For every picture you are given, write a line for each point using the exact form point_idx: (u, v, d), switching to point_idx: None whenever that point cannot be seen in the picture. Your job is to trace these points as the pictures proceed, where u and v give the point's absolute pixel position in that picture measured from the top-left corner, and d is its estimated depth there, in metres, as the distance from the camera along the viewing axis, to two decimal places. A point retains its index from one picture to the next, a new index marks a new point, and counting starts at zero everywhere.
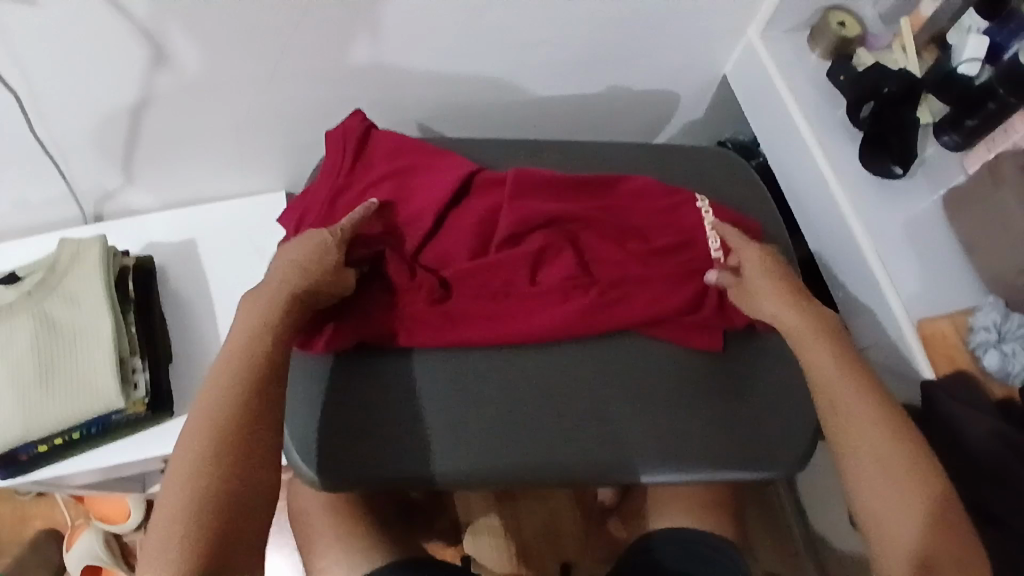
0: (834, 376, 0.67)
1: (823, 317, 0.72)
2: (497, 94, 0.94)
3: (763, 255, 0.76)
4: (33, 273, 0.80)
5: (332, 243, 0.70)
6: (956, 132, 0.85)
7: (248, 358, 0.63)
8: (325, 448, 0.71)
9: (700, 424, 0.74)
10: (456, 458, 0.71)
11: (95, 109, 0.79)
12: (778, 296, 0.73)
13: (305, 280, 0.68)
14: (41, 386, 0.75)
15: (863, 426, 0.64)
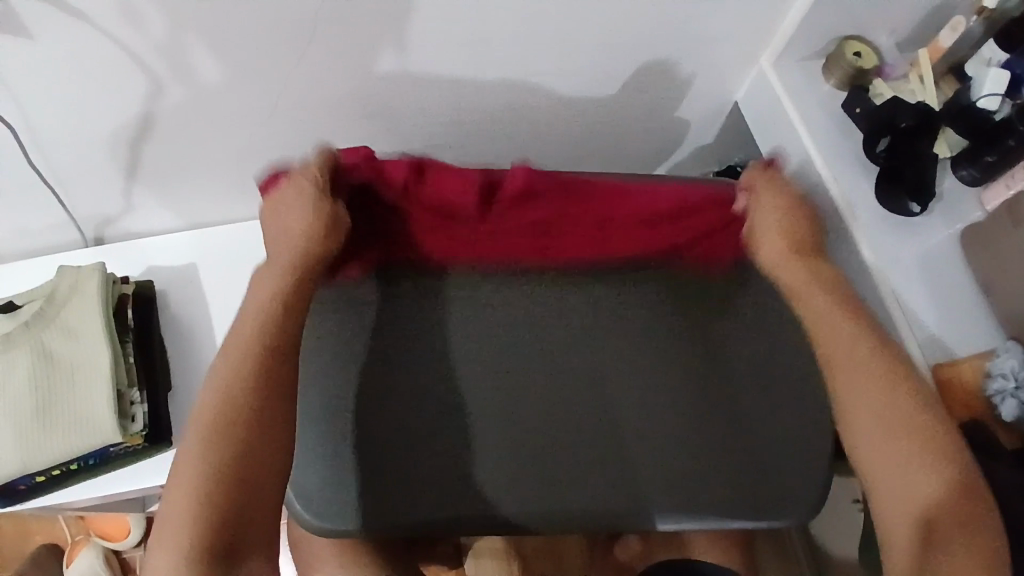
0: (841, 338, 0.67)
1: (836, 274, 0.71)
2: (503, 120, 0.93)
3: (780, 201, 0.74)
4: (32, 302, 0.79)
5: (319, 197, 0.68)
6: (974, 166, 0.82)
7: (250, 337, 0.63)
8: (322, 495, 0.67)
9: (715, 470, 0.70)
10: (461, 505, 0.67)
11: (94, 136, 0.79)
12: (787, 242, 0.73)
13: (303, 240, 0.67)
14: (39, 418, 0.74)
15: (872, 382, 0.64)
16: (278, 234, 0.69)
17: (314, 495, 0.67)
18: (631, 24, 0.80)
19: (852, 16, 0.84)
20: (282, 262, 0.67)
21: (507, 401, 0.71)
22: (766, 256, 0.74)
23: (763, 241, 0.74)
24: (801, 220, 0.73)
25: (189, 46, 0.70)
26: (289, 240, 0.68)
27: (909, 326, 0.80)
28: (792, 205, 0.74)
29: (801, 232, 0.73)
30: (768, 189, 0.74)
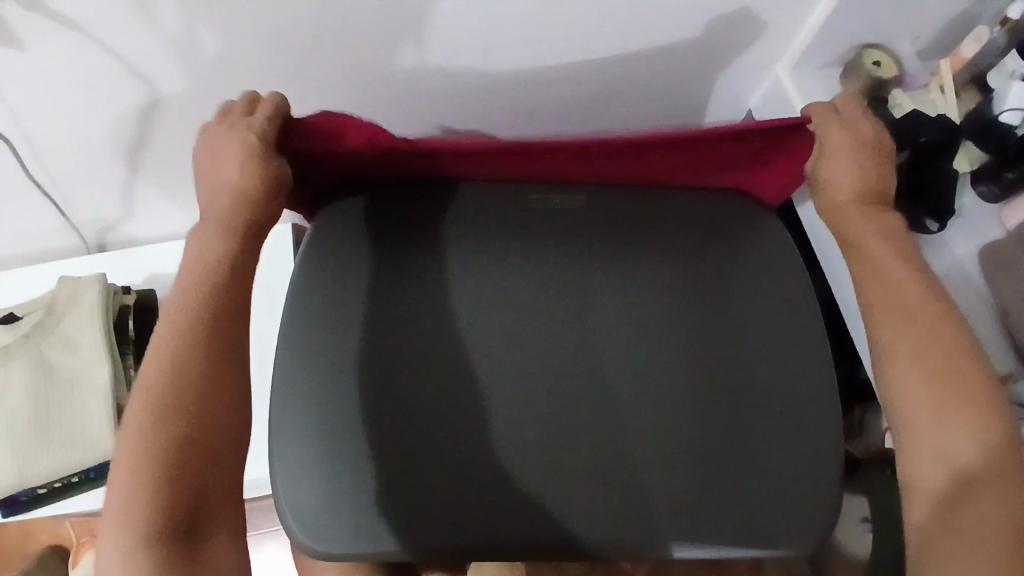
0: (908, 302, 0.62)
1: (894, 234, 0.66)
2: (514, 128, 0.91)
3: (849, 140, 0.67)
4: (32, 312, 0.78)
5: (258, 147, 0.62)
6: (995, 183, 0.80)
7: (191, 303, 0.58)
8: (311, 513, 0.62)
9: (727, 493, 0.65)
10: (453, 529, 0.61)
11: (91, 143, 0.77)
12: (857, 184, 0.66)
13: (241, 193, 0.61)
14: (39, 431, 0.73)
15: (922, 337, 0.61)
16: (211, 184, 0.62)
17: (307, 508, 0.62)
18: (642, 33, 0.78)
19: (871, 26, 0.82)
20: (224, 216, 0.61)
21: (506, 426, 0.64)
22: (825, 196, 0.68)
23: (827, 179, 0.68)
24: (880, 161, 0.67)
25: (190, 54, 0.69)
26: (232, 198, 0.61)
27: None
28: (867, 142, 0.67)
29: (870, 172, 0.67)
30: (835, 122, 0.68)
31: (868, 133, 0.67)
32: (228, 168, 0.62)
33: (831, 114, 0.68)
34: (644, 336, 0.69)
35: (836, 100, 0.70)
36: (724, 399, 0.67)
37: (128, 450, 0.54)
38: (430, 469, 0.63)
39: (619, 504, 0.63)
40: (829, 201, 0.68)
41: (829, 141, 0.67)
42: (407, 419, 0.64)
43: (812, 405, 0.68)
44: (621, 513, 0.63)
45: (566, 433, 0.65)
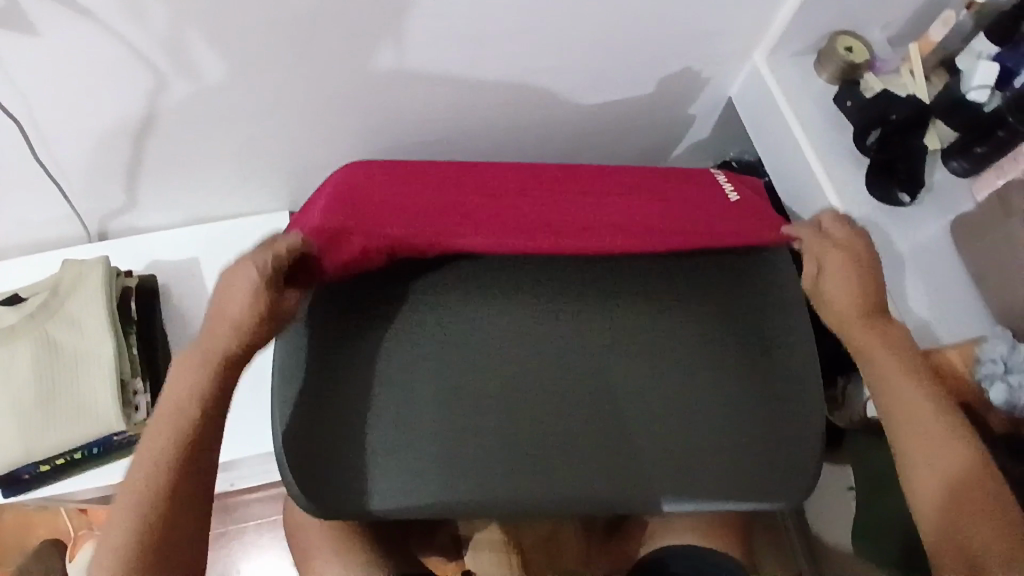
0: (901, 388, 0.66)
1: (897, 335, 0.69)
2: (503, 115, 0.94)
3: (849, 259, 0.71)
4: (36, 293, 0.80)
5: (260, 284, 0.64)
6: (965, 159, 0.84)
7: (179, 422, 0.61)
8: (314, 474, 0.66)
9: (711, 449, 0.69)
10: (452, 488, 0.66)
11: (99, 131, 0.80)
12: (857, 300, 0.70)
13: (234, 332, 0.64)
14: (42, 408, 0.75)
15: (929, 424, 0.64)
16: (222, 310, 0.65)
17: (309, 472, 0.66)
18: (626, 20, 0.82)
19: (843, 12, 0.85)
20: (234, 333, 0.65)
21: (486, 396, 0.68)
22: (831, 310, 0.71)
23: (828, 295, 0.71)
24: (874, 274, 0.71)
25: (188, 44, 0.72)
26: (236, 323, 0.64)
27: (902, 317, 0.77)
28: (861, 261, 0.71)
29: (870, 290, 0.70)
30: (829, 245, 0.73)
31: (863, 252, 0.72)
32: (233, 301, 0.65)
33: (823, 238, 0.74)
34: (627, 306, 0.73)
35: (825, 221, 0.75)
36: (701, 371, 0.71)
37: (106, 551, 0.57)
38: (421, 440, 0.67)
39: (600, 469, 0.67)
40: (836, 313, 0.71)
41: (826, 260, 0.72)
42: (403, 385, 0.68)
43: (789, 365, 0.73)
44: (601, 478, 0.67)
45: (552, 401, 0.69)
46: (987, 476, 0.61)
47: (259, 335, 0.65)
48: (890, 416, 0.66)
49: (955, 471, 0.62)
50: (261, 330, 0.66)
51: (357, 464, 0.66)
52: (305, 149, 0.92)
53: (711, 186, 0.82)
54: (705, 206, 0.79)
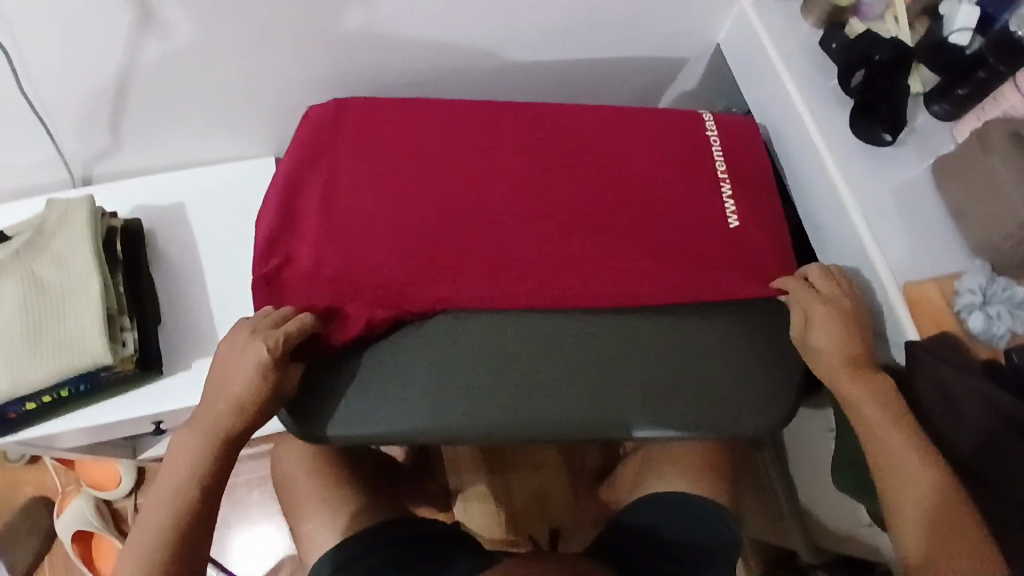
0: (885, 438, 0.69)
1: (880, 384, 0.72)
2: (490, 57, 0.94)
3: (832, 314, 0.75)
4: (22, 233, 0.80)
5: (269, 367, 0.69)
6: (947, 101, 0.84)
7: (191, 481, 0.68)
8: (311, 400, 0.74)
9: (676, 377, 0.76)
10: (432, 416, 0.72)
11: (85, 72, 0.79)
12: (840, 355, 0.74)
13: (240, 407, 0.69)
14: (28, 345, 0.75)
15: (906, 469, 0.68)
16: (224, 380, 0.70)
17: (307, 401, 0.74)
18: None
19: None
20: (234, 396, 0.69)
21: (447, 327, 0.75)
22: (819, 362, 0.75)
23: (817, 348, 0.75)
24: (860, 329, 0.74)
25: None
26: (238, 393, 0.69)
27: (881, 250, 0.78)
28: (847, 317, 0.74)
29: (855, 341, 0.74)
30: (812, 297, 0.77)
31: (847, 310, 0.75)
32: (237, 379, 0.69)
33: (811, 293, 0.77)
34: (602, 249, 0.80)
35: (812, 274, 0.79)
36: (668, 310, 0.78)
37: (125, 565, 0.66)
38: (411, 374, 0.74)
39: (580, 395, 0.74)
40: (823, 365, 0.74)
41: (812, 314, 0.76)
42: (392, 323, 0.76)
43: (742, 301, 0.81)
44: (581, 401, 0.74)
45: (530, 336, 0.76)
46: (965, 522, 0.65)
47: (266, 409, 0.71)
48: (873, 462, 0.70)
49: (935, 521, 0.66)
50: (264, 403, 0.70)
51: (345, 394, 0.74)
52: (290, 89, 0.92)
53: (713, 206, 0.84)
54: (701, 242, 0.81)
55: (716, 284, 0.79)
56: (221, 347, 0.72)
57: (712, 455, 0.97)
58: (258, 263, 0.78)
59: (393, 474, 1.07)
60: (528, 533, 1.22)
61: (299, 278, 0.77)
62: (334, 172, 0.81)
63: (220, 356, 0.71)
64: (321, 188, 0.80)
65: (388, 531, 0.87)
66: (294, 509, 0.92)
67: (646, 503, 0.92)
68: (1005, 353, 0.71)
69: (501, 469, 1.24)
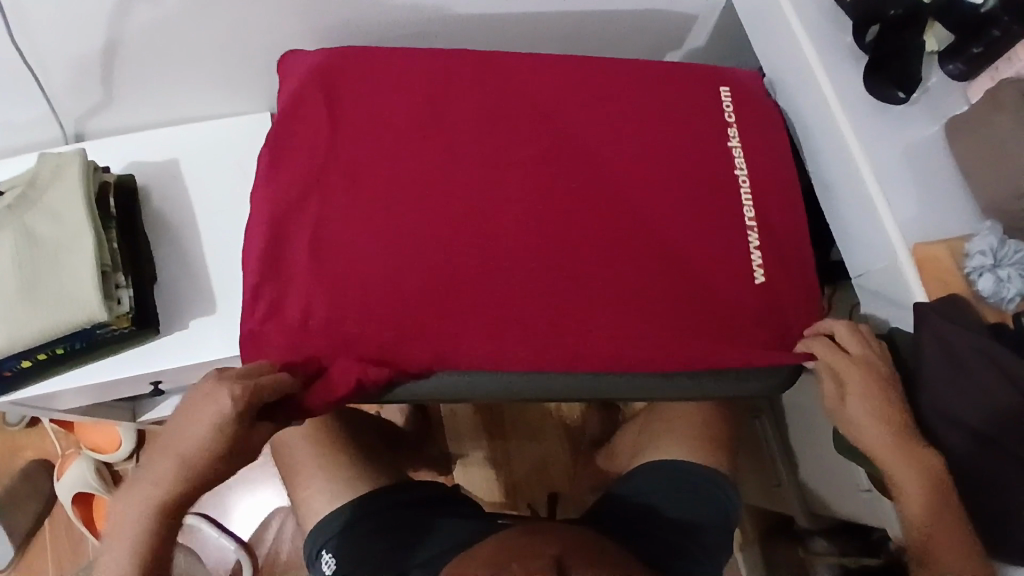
0: (930, 526, 0.68)
1: (923, 456, 0.69)
2: (492, 8, 0.91)
3: (874, 387, 0.72)
4: (14, 187, 0.78)
5: (230, 422, 0.65)
6: (960, 60, 0.81)
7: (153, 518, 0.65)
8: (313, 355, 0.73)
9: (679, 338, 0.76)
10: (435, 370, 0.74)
11: (75, 23, 0.76)
12: (879, 428, 0.71)
13: (205, 455, 0.65)
14: (21, 300, 0.73)
15: (952, 552, 0.67)
16: (184, 423, 0.66)
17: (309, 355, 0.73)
18: None
19: None
20: (196, 440, 0.65)
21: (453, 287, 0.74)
22: (857, 432, 0.73)
23: (854, 418, 0.73)
24: (898, 400, 0.71)
25: None
26: (204, 442, 0.65)
27: (889, 209, 0.77)
28: (881, 387, 0.72)
29: (895, 411, 0.71)
30: (849, 364, 0.73)
31: (882, 374, 0.72)
32: (197, 426, 0.65)
33: (841, 354, 0.74)
34: (608, 237, 0.77)
35: (843, 336, 0.75)
36: (673, 279, 0.77)
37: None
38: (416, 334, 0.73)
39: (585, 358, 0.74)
40: (862, 437, 0.72)
41: (850, 383, 0.73)
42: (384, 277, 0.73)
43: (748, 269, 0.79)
44: (585, 363, 0.75)
45: (531, 298, 0.74)
46: None
47: (234, 458, 0.67)
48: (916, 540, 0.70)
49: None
50: (223, 453, 0.65)
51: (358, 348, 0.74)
52: (287, 40, 0.89)
53: (727, 182, 0.81)
54: (708, 275, 0.78)
55: (727, 333, 0.77)
56: (190, 390, 0.68)
57: (710, 422, 0.97)
58: (245, 315, 0.73)
59: (390, 437, 1.07)
60: (527, 499, 1.23)
61: (286, 329, 0.72)
62: (325, 207, 0.75)
63: (185, 403, 0.67)
64: (312, 226, 0.74)
65: (389, 494, 0.87)
66: (294, 478, 0.91)
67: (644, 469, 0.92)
68: (1014, 316, 0.71)
69: (501, 434, 1.24)
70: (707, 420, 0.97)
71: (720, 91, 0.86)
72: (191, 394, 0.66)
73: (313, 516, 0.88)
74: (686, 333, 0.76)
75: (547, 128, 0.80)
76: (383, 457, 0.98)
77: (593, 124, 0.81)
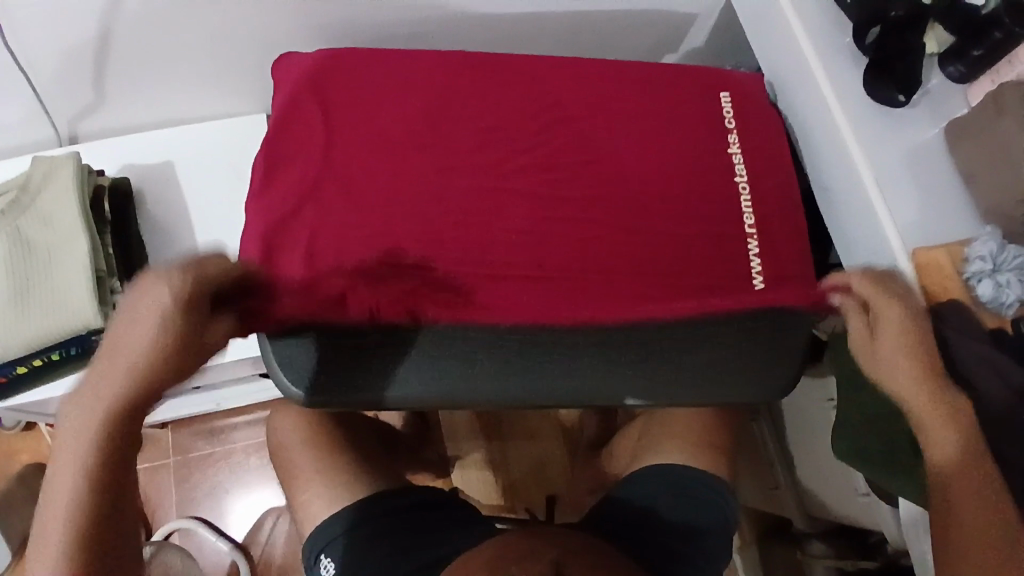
0: (950, 467, 0.64)
1: (953, 401, 0.66)
2: (489, 8, 0.90)
3: (906, 324, 0.69)
4: (7, 191, 0.77)
5: (176, 314, 0.53)
6: (961, 62, 0.80)
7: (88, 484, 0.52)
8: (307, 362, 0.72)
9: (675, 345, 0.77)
10: (428, 381, 0.72)
11: (65, 24, 0.76)
12: (909, 365, 0.68)
13: (137, 384, 0.54)
14: (14, 306, 0.73)
15: (967, 505, 0.63)
16: (123, 329, 0.54)
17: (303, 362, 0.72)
18: None
19: None
20: (142, 334, 0.53)
21: (449, 297, 0.74)
22: (882, 368, 0.70)
23: (884, 354, 0.70)
24: (933, 340, 0.68)
25: None
26: (150, 319, 0.54)
27: (889, 214, 0.77)
28: (918, 330, 0.68)
29: (928, 352, 0.68)
30: (884, 296, 0.70)
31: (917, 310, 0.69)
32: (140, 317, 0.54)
33: (877, 287, 0.71)
34: (606, 246, 0.78)
35: (863, 279, 0.73)
36: (670, 290, 0.78)
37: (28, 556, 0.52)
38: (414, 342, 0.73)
39: (580, 366, 0.75)
40: (887, 375, 0.69)
41: (882, 317, 0.70)
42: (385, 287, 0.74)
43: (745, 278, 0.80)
44: (581, 372, 0.75)
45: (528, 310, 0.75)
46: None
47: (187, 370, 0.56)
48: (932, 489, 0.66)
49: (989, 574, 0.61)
50: (173, 367, 0.54)
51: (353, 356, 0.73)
52: (282, 40, 0.88)
53: (725, 191, 0.81)
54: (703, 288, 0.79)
55: (724, 345, 0.77)
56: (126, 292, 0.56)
57: (708, 425, 0.97)
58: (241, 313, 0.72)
59: (386, 439, 1.07)
60: (525, 501, 1.22)
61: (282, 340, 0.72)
62: (322, 218, 0.75)
63: (130, 291, 0.56)
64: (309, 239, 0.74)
65: (386, 497, 0.87)
66: (292, 480, 0.91)
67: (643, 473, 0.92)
68: (1014, 322, 0.70)
69: (499, 436, 1.24)
70: (705, 423, 0.97)
71: (720, 98, 0.85)
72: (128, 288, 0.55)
73: (312, 521, 0.87)
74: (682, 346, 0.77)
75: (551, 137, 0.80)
76: (381, 459, 0.97)
77: (593, 134, 0.81)
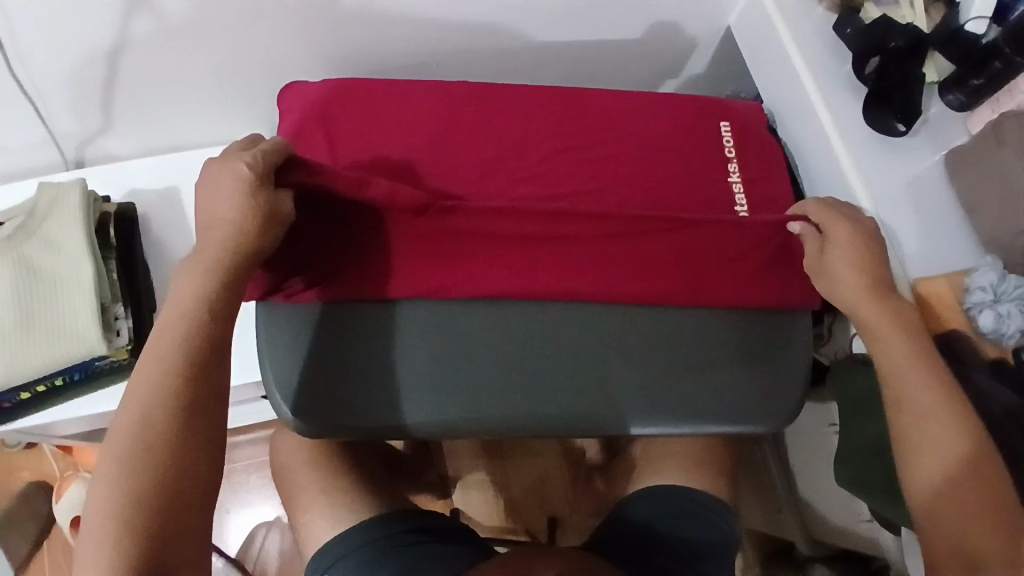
0: (906, 371, 0.66)
1: (903, 313, 0.69)
2: (491, 38, 0.91)
3: (855, 236, 0.72)
4: (14, 217, 0.78)
5: (253, 184, 0.62)
6: (962, 91, 0.81)
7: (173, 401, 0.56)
8: (307, 393, 0.73)
9: (679, 374, 0.77)
10: (431, 411, 0.73)
11: (73, 50, 0.77)
12: (861, 279, 0.71)
13: (224, 260, 0.61)
14: (19, 332, 0.74)
15: (926, 407, 0.64)
16: (208, 200, 0.62)
17: (302, 393, 0.72)
18: None
19: None
20: (228, 205, 0.61)
21: (453, 322, 0.75)
22: (837, 284, 0.73)
23: (836, 271, 0.73)
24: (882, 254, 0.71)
25: None
26: (230, 190, 0.62)
27: (891, 244, 0.77)
28: (868, 240, 0.72)
29: (878, 265, 0.71)
30: (835, 216, 0.74)
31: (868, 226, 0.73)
32: (216, 184, 0.62)
33: (828, 209, 0.75)
34: (609, 275, 0.77)
35: (810, 206, 0.76)
36: (671, 324, 0.78)
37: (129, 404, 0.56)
38: (415, 372, 0.73)
39: (583, 395, 0.75)
40: (843, 291, 0.72)
41: (833, 234, 0.73)
42: (387, 319, 0.74)
43: (748, 312, 0.80)
44: (584, 402, 0.75)
45: (530, 341, 0.75)
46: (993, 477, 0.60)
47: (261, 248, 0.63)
48: (890, 397, 0.66)
49: (952, 473, 0.61)
50: (249, 236, 0.62)
51: (354, 387, 0.73)
52: (287, 68, 0.89)
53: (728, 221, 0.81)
54: (708, 320, 0.79)
55: (726, 378, 0.78)
56: (197, 188, 0.65)
57: (710, 450, 0.97)
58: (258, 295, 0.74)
59: (388, 459, 1.06)
60: (526, 520, 1.22)
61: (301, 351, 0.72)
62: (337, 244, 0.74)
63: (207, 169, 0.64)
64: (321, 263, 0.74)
65: (388, 518, 0.86)
66: (292, 500, 0.91)
67: (645, 496, 0.91)
68: (1014, 352, 0.70)
69: (500, 456, 1.24)
70: (706, 448, 0.97)
71: (721, 128, 0.86)
72: (214, 169, 0.63)
73: (313, 543, 0.87)
74: (687, 376, 0.77)
75: (562, 162, 0.81)
76: (382, 479, 0.97)
77: (594, 162, 0.81)
